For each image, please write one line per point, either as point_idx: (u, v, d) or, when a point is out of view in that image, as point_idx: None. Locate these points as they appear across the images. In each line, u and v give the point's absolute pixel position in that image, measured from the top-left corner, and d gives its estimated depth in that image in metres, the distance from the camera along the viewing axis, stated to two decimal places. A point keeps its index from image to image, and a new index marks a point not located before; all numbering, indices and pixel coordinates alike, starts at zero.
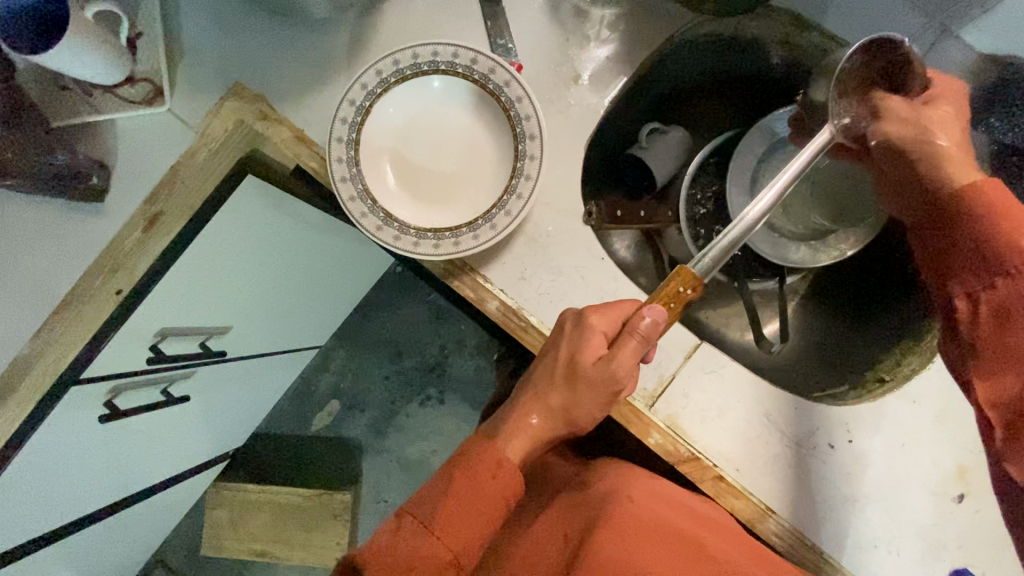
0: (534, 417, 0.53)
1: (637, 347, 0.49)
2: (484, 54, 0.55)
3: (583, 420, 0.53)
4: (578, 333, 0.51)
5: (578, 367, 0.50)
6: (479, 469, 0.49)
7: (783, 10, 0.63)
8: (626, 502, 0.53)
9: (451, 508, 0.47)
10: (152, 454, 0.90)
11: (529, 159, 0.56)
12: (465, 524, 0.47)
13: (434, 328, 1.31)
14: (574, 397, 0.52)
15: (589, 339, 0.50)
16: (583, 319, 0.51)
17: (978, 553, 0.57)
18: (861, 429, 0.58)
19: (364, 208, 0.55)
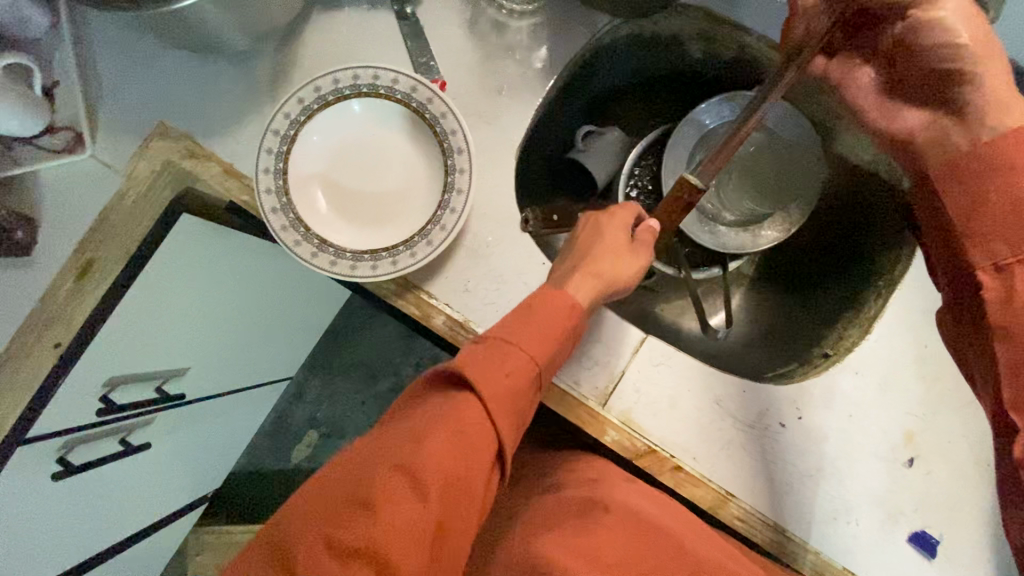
0: (587, 271, 0.51)
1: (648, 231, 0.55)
2: (404, 74, 0.56)
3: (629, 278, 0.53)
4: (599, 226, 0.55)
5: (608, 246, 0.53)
6: (564, 302, 0.47)
7: (695, 8, 0.64)
8: (604, 514, 0.51)
9: (526, 327, 0.45)
10: (121, 511, 0.86)
11: (459, 172, 0.56)
12: (553, 321, 0.46)
13: (407, 347, 1.31)
14: (618, 264, 0.53)
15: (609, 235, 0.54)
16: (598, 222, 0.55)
17: (934, 515, 0.58)
18: (810, 406, 0.59)
19: (297, 236, 0.55)
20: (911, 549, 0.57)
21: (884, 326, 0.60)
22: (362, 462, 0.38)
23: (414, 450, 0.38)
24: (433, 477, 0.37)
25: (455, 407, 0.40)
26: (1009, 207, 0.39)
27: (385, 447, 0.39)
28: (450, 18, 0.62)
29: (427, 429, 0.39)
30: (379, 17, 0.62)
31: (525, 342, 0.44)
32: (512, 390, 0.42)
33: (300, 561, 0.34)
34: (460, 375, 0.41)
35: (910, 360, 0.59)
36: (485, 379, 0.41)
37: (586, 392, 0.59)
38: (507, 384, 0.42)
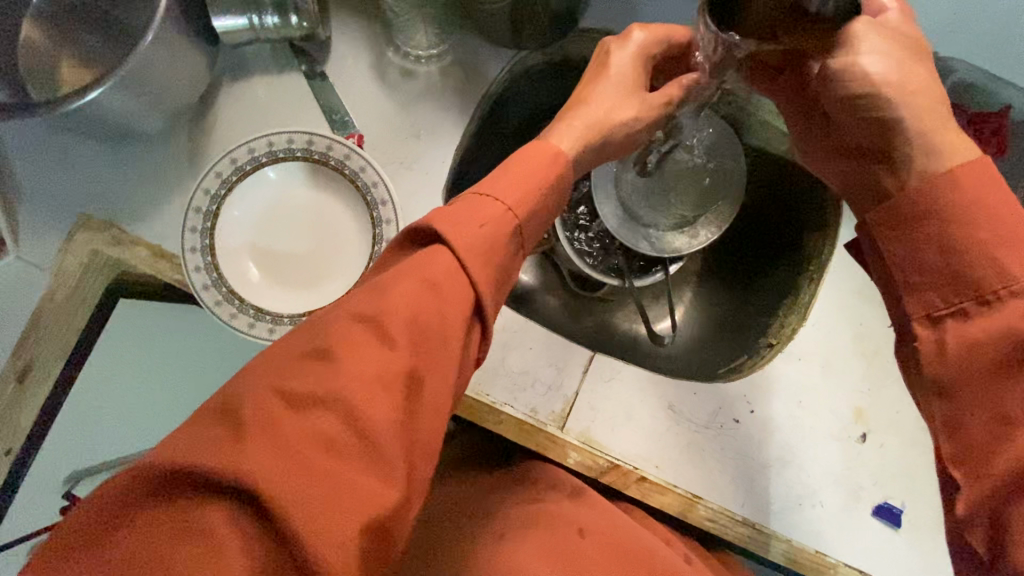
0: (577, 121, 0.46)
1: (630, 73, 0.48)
2: (318, 134, 0.57)
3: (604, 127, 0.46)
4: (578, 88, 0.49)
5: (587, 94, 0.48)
6: (540, 156, 0.42)
7: (598, 30, 0.66)
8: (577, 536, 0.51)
9: (505, 178, 0.39)
10: None
11: (385, 224, 0.57)
12: (530, 171, 0.40)
13: None
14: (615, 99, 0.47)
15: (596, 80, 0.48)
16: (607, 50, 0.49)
17: (895, 486, 0.59)
18: (759, 398, 0.60)
19: (232, 309, 0.55)
20: (877, 522, 0.59)
21: (819, 310, 0.62)
22: (317, 323, 0.32)
23: (379, 296, 0.32)
24: (404, 323, 0.31)
25: (427, 257, 0.34)
26: (939, 254, 0.36)
27: (347, 302, 0.32)
28: (359, 71, 0.63)
29: (395, 276, 0.33)
30: (289, 81, 0.63)
31: (499, 192, 0.38)
32: (489, 241, 0.36)
33: (245, 413, 0.28)
34: (428, 230, 0.35)
35: (848, 340, 0.61)
36: (457, 230, 0.35)
37: (543, 418, 0.60)
38: (485, 234, 0.36)
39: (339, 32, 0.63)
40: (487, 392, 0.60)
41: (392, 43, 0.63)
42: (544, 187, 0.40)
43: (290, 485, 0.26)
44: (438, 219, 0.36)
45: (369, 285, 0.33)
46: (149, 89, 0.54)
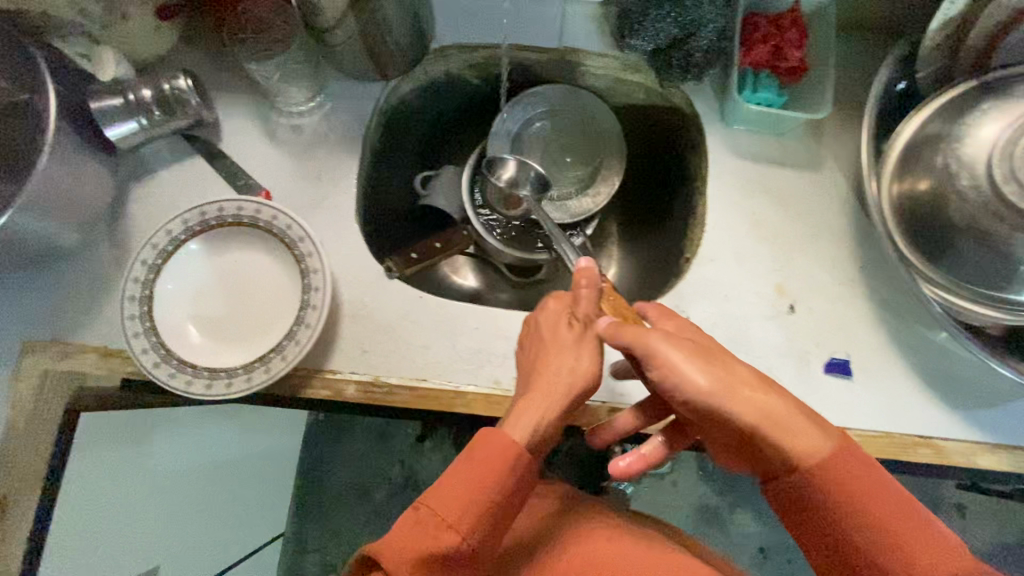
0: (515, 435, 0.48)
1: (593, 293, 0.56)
2: (225, 199, 0.62)
3: (577, 381, 0.52)
4: (536, 317, 0.57)
5: (551, 335, 0.54)
6: (505, 454, 0.47)
7: (450, 46, 0.74)
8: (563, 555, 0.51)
9: (459, 488, 0.45)
10: None
11: (308, 256, 0.62)
12: (540, 437, 0.49)
13: (383, 450, 1.43)
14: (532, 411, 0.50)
15: (553, 316, 0.56)
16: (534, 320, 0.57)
17: (833, 341, 0.65)
18: (691, 304, 0.66)
19: (188, 377, 0.58)
20: (832, 377, 0.64)
21: (716, 213, 0.69)
22: (394, 544, 0.43)
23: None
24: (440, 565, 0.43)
25: (456, 507, 0.45)
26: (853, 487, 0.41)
27: (405, 535, 0.44)
28: (251, 139, 0.69)
29: (441, 527, 0.44)
30: (191, 166, 0.68)
31: (448, 507, 0.45)
32: (502, 502, 0.46)
33: None
34: (456, 483, 0.46)
35: (748, 230, 0.68)
36: (480, 477, 0.46)
37: (508, 385, 0.63)
38: (502, 497, 0.46)
39: (224, 112, 0.70)
40: (451, 379, 0.63)
41: (272, 106, 0.70)
42: (494, 494, 0.46)
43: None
44: (463, 471, 0.46)
45: (419, 521, 0.44)
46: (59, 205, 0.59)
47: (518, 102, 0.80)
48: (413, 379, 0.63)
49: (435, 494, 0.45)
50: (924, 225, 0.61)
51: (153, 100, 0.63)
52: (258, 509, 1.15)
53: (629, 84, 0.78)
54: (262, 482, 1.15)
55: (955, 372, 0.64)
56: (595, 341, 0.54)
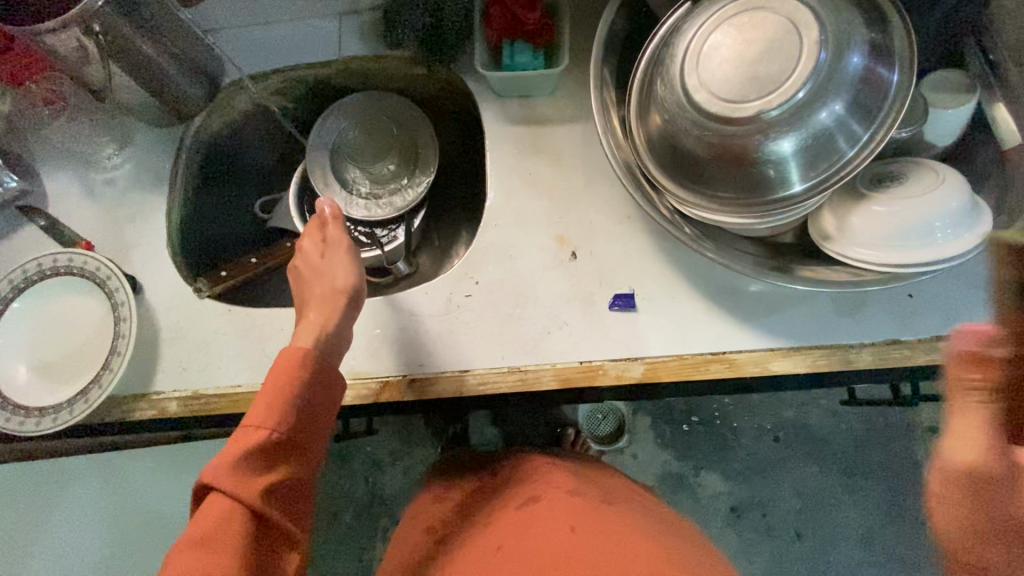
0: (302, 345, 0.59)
1: (337, 225, 0.72)
2: (41, 255, 0.70)
3: (341, 280, 0.66)
4: (300, 257, 0.70)
5: (310, 264, 0.68)
6: (293, 361, 0.56)
7: (245, 79, 0.80)
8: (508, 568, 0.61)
9: (266, 402, 0.53)
10: None
11: (116, 291, 0.68)
12: (326, 349, 0.60)
13: (346, 471, 1.47)
14: (313, 318, 0.63)
15: (308, 248, 0.70)
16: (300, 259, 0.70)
17: (618, 278, 0.67)
18: (477, 270, 0.69)
19: (19, 418, 0.65)
20: (617, 313, 0.65)
21: (496, 179, 0.72)
22: (219, 458, 0.48)
23: (194, 518, 0.46)
24: (263, 454, 0.50)
25: (263, 410, 0.52)
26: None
27: (227, 447, 0.50)
28: (74, 199, 0.77)
29: (253, 429, 0.51)
30: (24, 233, 0.76)
31: (263, 418, 0.52)
32: (308, 394, 0.55)
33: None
34: (264, 394, 0.54)
35: (528, 189, 0.71)
36: (278, 391, 0.54)
37: None
38: (305, 387, 0.55)
39: (48, 179, 0.77)
40: (262, 380, 0.68)
41: (87, 166, 0.77)
42: (294, 397, 0.54)
43: (221, 548, 0.45)
44: (265, 386, 0.54)
45: (238, 434, 0.51)
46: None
47: (328, 114, 0.86)
48: (228, 387, 0.67)
49: (251, 410, 0.53)
50: (667, 151, 0.61)
51: None
52: None
53: (419, 78, 0.83)
54: None
55: (738, 285, 0.65)
56: (347, 248, 0.70)
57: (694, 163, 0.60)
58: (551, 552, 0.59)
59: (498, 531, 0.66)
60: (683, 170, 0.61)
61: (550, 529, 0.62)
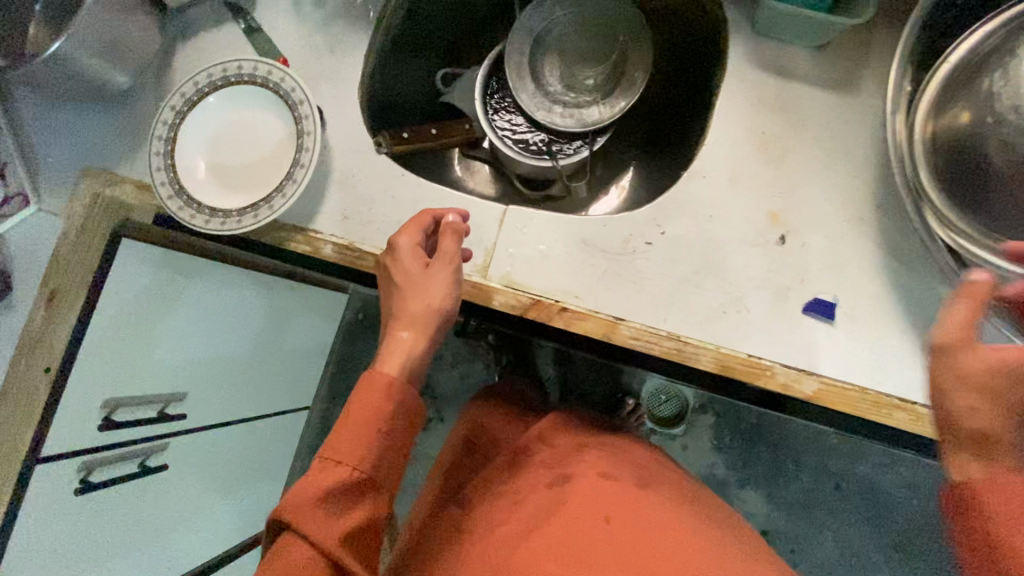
0: (386, 369, 0.58)
1: (450, 236, 0.62)
2: (244, 59, 0.68)
3: (439, 302, 0.60)
4: (393, 258, 0.61)
5: (407, 275, 0.60)
6: (377, 393, 0.56)
7: None
8: (511, 518, 0.63)
9: (349, 435, 0.54)
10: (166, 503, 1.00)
11: (305, 119, 0.67)
12: (410, 371, 0.59)
13: None
14: (399, 341, 0.59)
15: (408, 253, 0.61)
16: (393, 255, 0.62)
17: (824, 281, 0.59)
18: (668, 219, 0.62)
19: (192, 211, 0.66)
20: (810, 319, 0.58)
21: (720, 128, 0.63)
22: (305, 493, 0.50)
23: (278, 554, 0.49)
24: (344, 493, 0.52)
25: (344, 446, 0.54)
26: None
27: (311, 481, 0.52)
28: (280, 10, 0.74)
29: (334, 463, 0.53)
30: (227, 30, 0.75)
31: (346, 455, 0.53)
32: (390, 427, 0.56)
33: None
34: (349, 427, 0.55)
35: (753, 152, 0.62)
36: (360, 427, 0.55)
37: (466, 268, 0.64)
38: (387, 422, 0.56)
39: None
40: None
41: None
42: (377, 432, 0.55)
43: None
44: (350, 416, 0.55)
45: (321, 468, 0.53)
46: (98, 33, 0.64)
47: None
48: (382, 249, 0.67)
49: (331, 441, 0.54)
50: (960, 163, 0.51)
51: None
52: (283, 376, 1.29)
53: None
54: (290, 352, 1.29)
55: None
56: (453, 267, 0.61)
57: (993, 190, 0.49)
58: (587, 542, 0.56)
59: (515, 490, 0.69)
60: (964, 195, 0.51)
61: (581, 518, 0.59)
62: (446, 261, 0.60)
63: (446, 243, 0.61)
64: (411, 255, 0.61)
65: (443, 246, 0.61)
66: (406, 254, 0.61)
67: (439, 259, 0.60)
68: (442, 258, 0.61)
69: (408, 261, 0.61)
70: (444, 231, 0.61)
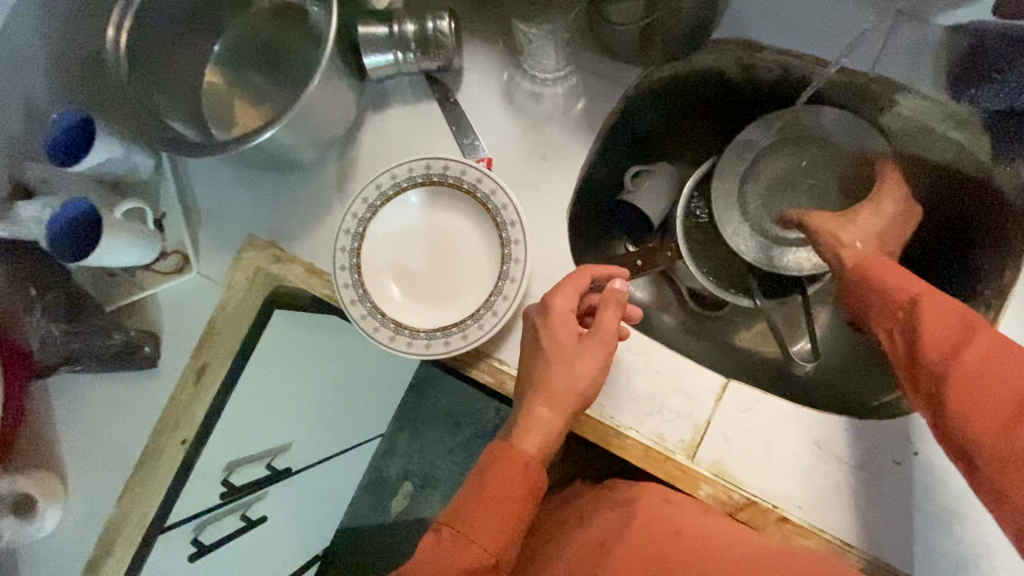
0: (522, 440, 0.52)
1: (610, 309, 0.52)
2: (453, 159, 0.60)
3: (583, 384, 0.52)
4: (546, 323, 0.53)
5: (558, 346, 0.52)
6: (513, 467, 0.50)
7: (729, 40, 0.62)
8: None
9: (482, 512, 0.48)
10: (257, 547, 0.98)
11: (515, 243, 0.59)
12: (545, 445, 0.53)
13: None
14: (539, 413, 0.52)
15: (562, 322, 0.53)
16: (545, 315, 0.54)
17: None
18: (927, 441, 0.53)
19: (376, 323, 0.60)
20: None
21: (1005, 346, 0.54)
22: (430, 565, 0.46)
23: None
24: None
25: (479, 526, 0.48)
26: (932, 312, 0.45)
27: (439, 557, 0.47)
28: (489, 97, 0.65)
29: (465, 543, 0.48)
30: (424, 108, 0.66)
31: (479, 537, 0.48)
32: (524, 511, 0.50)
33: None
34: (481, 504, 0.49)
35: None
36: (494, 504, 0.49)
37: (673, 446, 0.57)
38: (522, 507, 0.50)
39: (471, 61, 0.66)
40: (614, 416, 0.59)
41: (520, 69, 0.65)
42: (512, 517, 0.49)
43: None
44: (484, 490, 0.49)
45: (449, 543, 0.48)
46: (306, 118, 0.57)
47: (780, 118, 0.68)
48: None
49: (460, 513, 0.49)
50: None
51: (414, 37, 0.60)
52: None
53: (935, 137, 0.61)
54: None
55: None
56: (607, 348, 0.53)
57: None
58: None
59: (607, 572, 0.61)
60: None
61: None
62: (599, 341, 0.52)
63: (607, 319, 0.52)
64: (564, 325, 0.53)
65: (602, 320, 0.52)
66: (560, 323, 0.53)
67: (592, 339, 0.52)
68: (596, 341, 0.52)
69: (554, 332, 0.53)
70: (606, 307, 0.52)
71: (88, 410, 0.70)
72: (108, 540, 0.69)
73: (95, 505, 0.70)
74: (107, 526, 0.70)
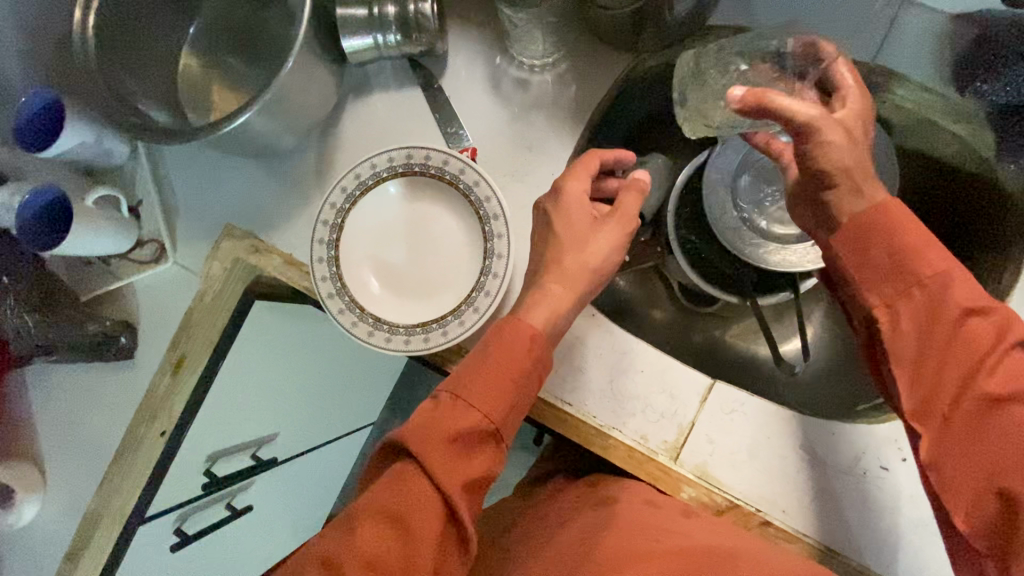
0: (529, 316, 0.48)
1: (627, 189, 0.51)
2: (434, 148, 0.57)
3: (598, 260, 0.49)
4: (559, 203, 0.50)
5: (572, 225, 0.50)
6: (518, 342, 0.46)
7: (726, 27, 0.60)
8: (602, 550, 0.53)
9: (483, 385, 0.45)
10: None
11: (497, 238, 0.57)
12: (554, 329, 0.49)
13: None
14: (548, 293, 0.49)
15: (575, 203, 0.50)
16: (557, 196, 0.51)
17: None
18: None
19: (354, 317, 0.58)
20: None
21: None
22: (425, 431, 0.42)
23: (372, 517, 0.41)
24: (466, 440, 0.43)
25: (481, 394, 0.44)
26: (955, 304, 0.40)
27: (434, 421, 0.43)
28: (474, 84, 0.63)
29: (462, 409, 0.44)
30: (406, 95, 0.64)
31: (480, 408, 0.44)
32: (529, 391, 0.46)
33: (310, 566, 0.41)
34: (482, 378, 0.45)
35: None
36: (498, 377, 0.45)
37: (656, 447, 0.56)
38: (526, 391, 0.46)
39: (456, 45, 0.63)
40: (596, 416, 0.57)
41: (507, 54, 0.62)
42: (514, 403, 0.45)
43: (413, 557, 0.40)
44: (486, 368, 0.45)
45: (445, 406, 0.44)
46: (281, 103, 0.55)
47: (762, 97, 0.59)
48: (558, 399, 0.58)
49: (460, 385, 0.45)
50: None
51: (395, 19, 0.57)
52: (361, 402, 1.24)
53: (941, 133, 0.59)
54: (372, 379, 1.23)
55: None
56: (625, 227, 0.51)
57: None
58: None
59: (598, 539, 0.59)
60: None
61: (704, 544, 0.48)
62: (616, 218, 0.51)
63: (627, 201, 0.51)
64: (579, 204, 0.50)
65: (620, 200, 0.51)
66: (576, 204, 0.50)
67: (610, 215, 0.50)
68: (616, 215, 0.50)
69: (570, 210, 0.50)
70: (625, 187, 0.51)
71: (66, 401, 0.69)
72: (86, 531, 0.69)
73: (75, 496, 0.70)
74: (86, 517, 0.69)
